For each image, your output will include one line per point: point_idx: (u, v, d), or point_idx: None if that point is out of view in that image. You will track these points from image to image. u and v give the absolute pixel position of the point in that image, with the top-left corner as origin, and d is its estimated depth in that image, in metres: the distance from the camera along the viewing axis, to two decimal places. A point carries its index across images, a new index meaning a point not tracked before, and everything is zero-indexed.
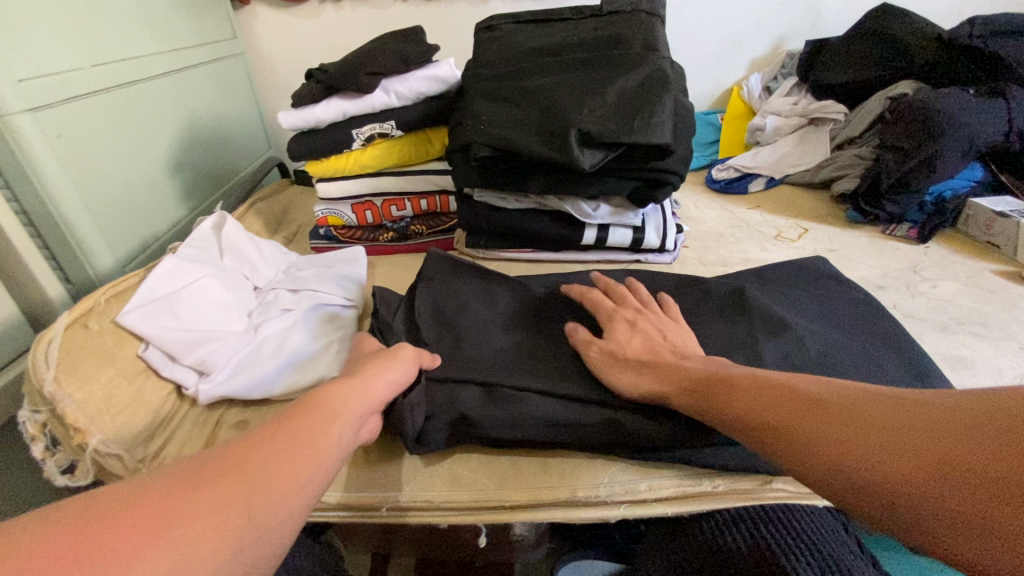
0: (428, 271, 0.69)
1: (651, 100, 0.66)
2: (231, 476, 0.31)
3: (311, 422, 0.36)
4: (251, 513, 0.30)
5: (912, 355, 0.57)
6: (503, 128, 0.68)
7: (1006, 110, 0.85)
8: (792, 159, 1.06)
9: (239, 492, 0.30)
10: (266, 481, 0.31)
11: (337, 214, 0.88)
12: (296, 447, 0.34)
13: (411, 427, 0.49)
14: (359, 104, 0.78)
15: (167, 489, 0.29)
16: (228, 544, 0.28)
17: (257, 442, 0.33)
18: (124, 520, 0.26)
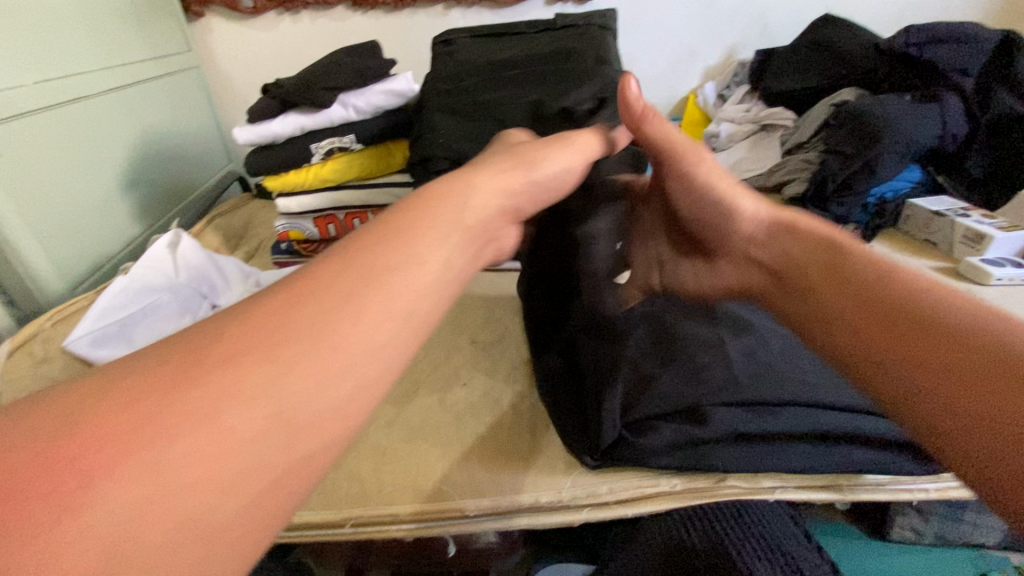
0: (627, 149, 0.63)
1: (604, 111, 0.68)
2: (207, 377, 0.22)
3: (338, 295, 0.26)
4: (280, 411, 0.23)
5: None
6: (463, 142, 0.69)
7: (937, 116, 0.91)
8: (746, 164, 1.11)
9: (251, 380, 0.23)
10: (250, 383, 0.23)
11: (298, 228, 0.88)
12: (298, 335, 0.24)
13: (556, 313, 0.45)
14: (317, 119, 0.77)
15: (139, 385, 0.22)
16: (234, 464, 0.21)
17: (258, 324, 0.25)
18: (82, 431, 0.20)
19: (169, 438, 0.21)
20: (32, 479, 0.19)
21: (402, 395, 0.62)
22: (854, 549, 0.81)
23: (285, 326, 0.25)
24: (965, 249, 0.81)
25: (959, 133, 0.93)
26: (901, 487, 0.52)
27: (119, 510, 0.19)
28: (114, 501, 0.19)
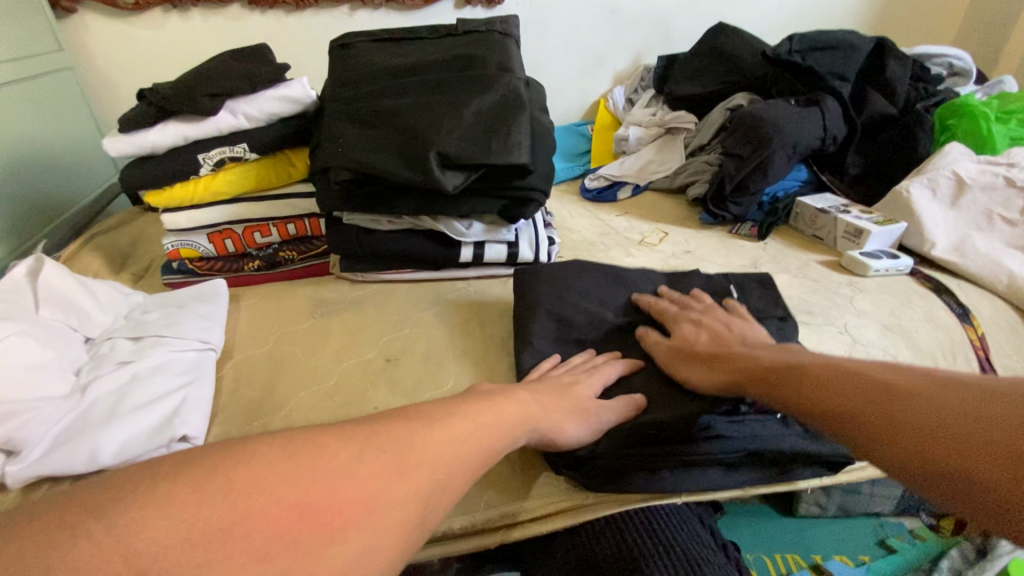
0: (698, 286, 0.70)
1: (507, 119, 0.67)
2: (365, 479, 0.31)
3: (439, 436, 0.36)
4: (428, 507, 0.33)
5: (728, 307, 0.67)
6: (363, 151, 0.66)
7: (820, 118, 0.98)
8: (654, 165, 1.15)
9: (429, 482, 0.33)
10: (390, 488, 0.32)
11: (190, 246, 0.81)
12: (415, 461, 0.34)
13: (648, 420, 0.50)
14: (202, 128, 0.71)
15: (369, 461, 0.32)
16: (408, 533, 0.31)
17: (402, 446, 0.34)
18: (328, 489, 0.30)
19: (339, 532, 0.29)
20: (275, 517, 0.28)
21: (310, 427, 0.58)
22: (765, 532, 0.85)
23: (417, 461, 0.34)
24: (848, 243, 0.88)
25: (839, 134, 1.00)
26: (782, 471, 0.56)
27: (352, 555, 0.28)
28: (349, 550, 0.28)
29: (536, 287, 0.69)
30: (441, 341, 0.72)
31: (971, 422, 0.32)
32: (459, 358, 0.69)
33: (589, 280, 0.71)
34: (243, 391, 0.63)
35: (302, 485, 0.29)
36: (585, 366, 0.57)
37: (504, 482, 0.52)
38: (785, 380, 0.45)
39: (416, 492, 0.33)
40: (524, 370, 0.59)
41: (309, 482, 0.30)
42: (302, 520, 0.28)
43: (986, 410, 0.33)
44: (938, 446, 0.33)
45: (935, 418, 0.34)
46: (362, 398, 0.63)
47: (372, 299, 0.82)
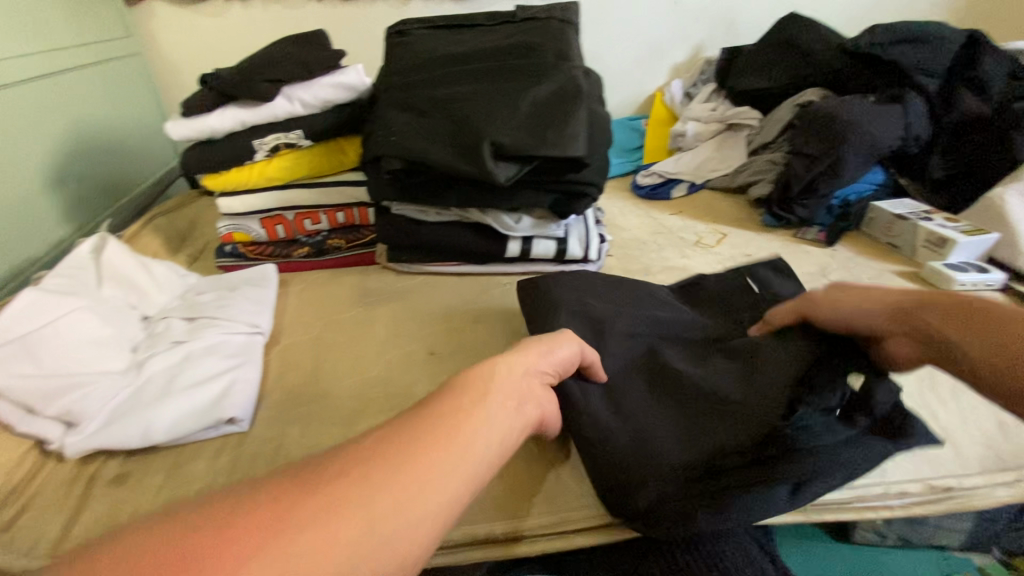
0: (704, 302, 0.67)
1: (564, 110, 0.65)
2: (274, 512, 0.26)
3: (374, 443, 0.30)
4: (372, 524, 0.27)
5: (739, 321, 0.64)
6: (416, 140, 0.65)
7: (902, 117, 0.90)
8: (712, 164, 1.10)
9: (363, 494, 0.28)
10: (311, 514, 0.26)
11: (243, 230, 0.82)
12: (379, 484, 0.28)
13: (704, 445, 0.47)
14: (260, 113, 0.72)
15: (285, 490, 0.27)
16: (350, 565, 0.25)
17: (320, 465, 0.29)
18: (230, 533, 0.25)
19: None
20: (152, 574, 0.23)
21: (352, 414, 0.58)
22: (820, 559, 0.79)
23: (338, 475, 0.28)
24: (928, 253, 0.80)
25: (923, 134, 0.92)
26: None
27: None
28: None
29: (559, 288, 0.66)
30: (486, 336, 0.70)
31: None
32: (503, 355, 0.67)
33: (609, 287, 0.68)
34: (288, 376, 0.63)
35: (207, 524, 0.25)
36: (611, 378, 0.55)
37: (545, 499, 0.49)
38: (949, 318, 0.44)
39: (382, 526, 0.27)
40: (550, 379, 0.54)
41: (203, 524, 0.25)
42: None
43: None
44: None
45: None
46: (404, 389, 0.62)
47: (416, 291, 0.81)
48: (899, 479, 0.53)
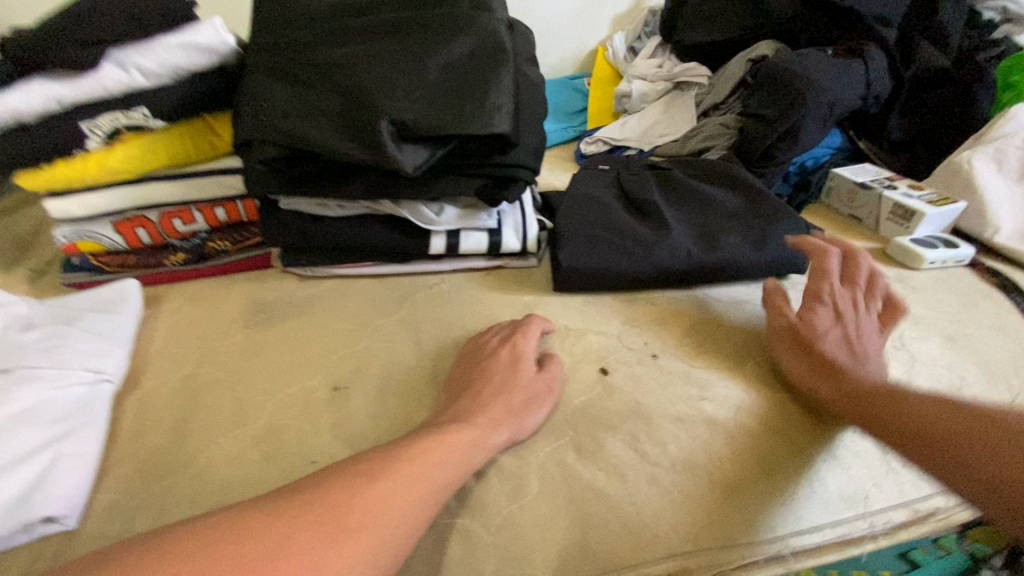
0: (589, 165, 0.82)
1: (483, 77, 0.53)
2: (293, 545, 0.33)
3: (379, 502, 0.37)
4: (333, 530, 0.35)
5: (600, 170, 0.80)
6: (293, 119, 0.51)
7: (862, 71, 0.82)
8: (660, 128, 1.00)
9: (331, 529, 0.35)
10: (322, 561, 0.33)
11: (91, 238, 0.64)
12: (345, 530, 0.35)
13: (754, 255, 0.65)
14: (81, 88, 0.54)
15: (273, 522, 0.34)
16: None
17: (325, 512, 0.35)
18: (247, 531, 0.34)
19: None
20: (232, 553, 0.32)
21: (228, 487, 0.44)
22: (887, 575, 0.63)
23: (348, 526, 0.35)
24: (894, 226, 0.73)
25: (884, 93, 0.85)
26: (812, 531, 0.44)
27: None
28: None
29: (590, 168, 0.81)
30: (412, 358, 0.58)
31: (960, 445, 0.39)
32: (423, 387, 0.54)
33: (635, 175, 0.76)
34: (147, 437, 0.49)
35: (239, 534, 0.33)
36: (666, 244, 0.65)
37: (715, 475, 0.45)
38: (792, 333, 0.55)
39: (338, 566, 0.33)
40: (587, 257, 0.64)
41: (232, 549, 0.32)
42: None
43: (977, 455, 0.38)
44: (955, 461, 0.38)
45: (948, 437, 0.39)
46: (300, 439, 0.49)
47: (323, 301, 0.67)
48: (885, 505, 0.46)
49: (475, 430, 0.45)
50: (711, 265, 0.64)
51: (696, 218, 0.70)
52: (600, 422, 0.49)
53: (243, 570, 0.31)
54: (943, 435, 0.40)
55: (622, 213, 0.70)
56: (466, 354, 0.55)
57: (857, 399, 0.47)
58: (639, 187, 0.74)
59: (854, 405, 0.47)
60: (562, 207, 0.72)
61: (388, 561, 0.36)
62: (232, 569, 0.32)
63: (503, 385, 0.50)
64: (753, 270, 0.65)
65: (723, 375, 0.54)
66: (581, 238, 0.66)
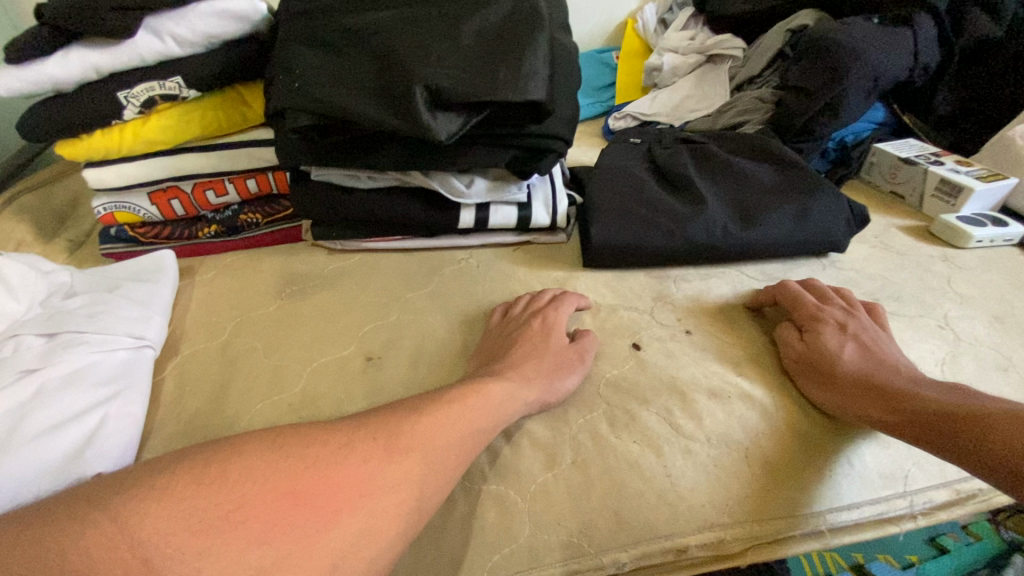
0: (616, 145, 0.81)
1: (518, 41, 0.52)
2: (357, 465, 0.34)
3: (424, 429, 0.38)
4: (386, 451, 0.35)
5: (628, 149, 0.79)
6: (327, 86, 0.51)
7: (910, 41, 0.78)
8: (691, 103, 0.98)
9: (382, 446, 0.35)
10: (382, 475, 0.34)
11: (128, 209, 0.65)
12: (398, 453, 0.35)
13: (793, 227, 0.63)
14: (117, 55, 0.54)
15: (330, 443, 0.34)
16: (396, 516, 0.33)
17: (386, 437, 0.36)
18: (307, 452, 0.33)
19: (304, 519, 0.30)
20: (296, 471, 0.32)
21: None
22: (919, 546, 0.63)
23: (405, 447, 0.36)
24: (938, 203, 0.71)
25: (932, 64, 0.80)
26: (844, 509, 0.44)
27: (348, 539, 0.31)
28: (346, 534, 0.31)
29: (617, 148, 0.80)
30: (443, 331, 0.58)
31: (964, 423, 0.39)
32: (455, 360, 0.55)
33: (665, 153, 0.75)
34: (188, 402, 0.50)
35: (297, 459, 0.33)
36: (700, 218, 0.64)
37: (751, 451, 0.45)
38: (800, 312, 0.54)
39: (391, 482, 0.34)
40: (618, 233, 0.64)
41: (299, 468, 0.32)
42: (294, 505, 0.31)
43: (994, 432, 0.37)
44: (967, 441, 0.38)
45: (957, 420, 0.40)
46: (336, 407, 0.49)
47: (354, 274, 0.67)
48: (926, 485, 0.45)
49: (508, 383, 0.46)
50: (745, 240, 0.63)
51: (731, 191, 0.68)
52: (634, 396, 0.49)
53: (303, 486, 0.32)
54: (956, 416, 0.40)
55: (654, 188, 0.69)
56: (499, 326, 0.56)
57: (856, 392, 0.46)
58: (671, 161, 0.72)
59: (852, 393, 0.46)
60: (591, 185, 0.71)
61: (431, 494, 0.36)
62: (296, 485, 0.31)
63: (536, 354, 0.50)
64: (791, 245, 0.64)
65: (761, 352, 0.53)
66: (613, 211, 0.66)
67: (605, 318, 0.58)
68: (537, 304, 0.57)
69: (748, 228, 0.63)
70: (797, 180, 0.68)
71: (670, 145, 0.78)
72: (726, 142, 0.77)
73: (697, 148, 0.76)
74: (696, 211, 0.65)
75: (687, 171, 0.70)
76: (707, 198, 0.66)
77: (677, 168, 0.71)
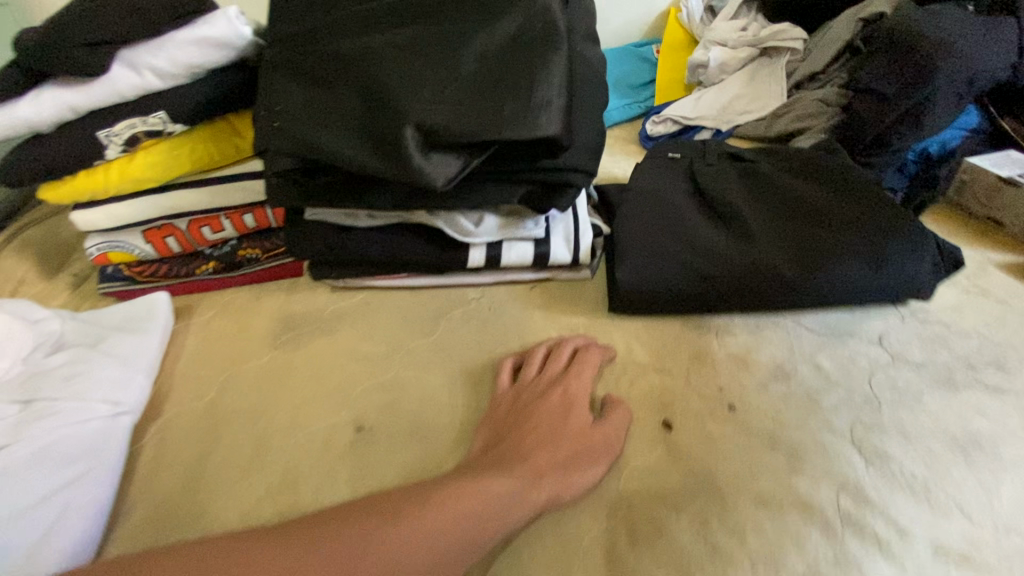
0: (652, 159, 0.71)
1: (529, 67, 0.44)
2: None
3: (397, 542, 0.32)
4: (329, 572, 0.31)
5: (665, 166, 0.69)
6: (309, 127, 0.44)
7: (1012, 32, 0.65)
8: (742, 103, 0.86)
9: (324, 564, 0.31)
10: None
11: (122, 249, 0.61)
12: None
13: (865, 273, 0.53)
14: (93, 93, 0.49)
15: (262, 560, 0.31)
16: None
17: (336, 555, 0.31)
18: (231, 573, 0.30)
19: None
20: None
21: None
22: None
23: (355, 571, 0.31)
24: None
25: None
26: None
27: None
28: None
29: (653, 164, 0.69)
30: (445, 392, 0.51)
31: None
32: (451, 433, 0.47)
33: (710, 173, 0.64)
34: (166, 478, 0.46)
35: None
36: (750, 263, 0.54)
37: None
38: None
39: None
40: (652, 279, 0.55)
41: None
42: None
43: None
44: None
45: None
46: (321, 489, 0.44)
47: (355, 317, 0.61)
48: None
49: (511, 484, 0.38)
50: (805, 288, 0.53)
51: (790, 225, 0.57)
52: (662, 494, 0.41)
53: None
54: None
55: (696, 221, 0.59)
56: (509, 393, 0.48)
57: None
58: (718, 186, 0.62)
59: None
60: (621, 215, 0.62)
61: None
62: None
63: (549, 435, 0.42)
64: (860, 293, 0.53)
65: (819, 433, 0.44)
66: (646, 251, 0.57)
67: (629, 382, 0.50)
68: (562, 367, 0.50)
69: (810, 275, 0.53)
70: (871, 211, 0.57)
71: (716, 162, 0.67)
72: (784, 158, 0.66)
73: (748, 166, 0.65)
74: (746, 252, 0.55)
75: (736, 199, 0.60)
76: (759, 236, 0.56)
77: (725, 195, 0.61)
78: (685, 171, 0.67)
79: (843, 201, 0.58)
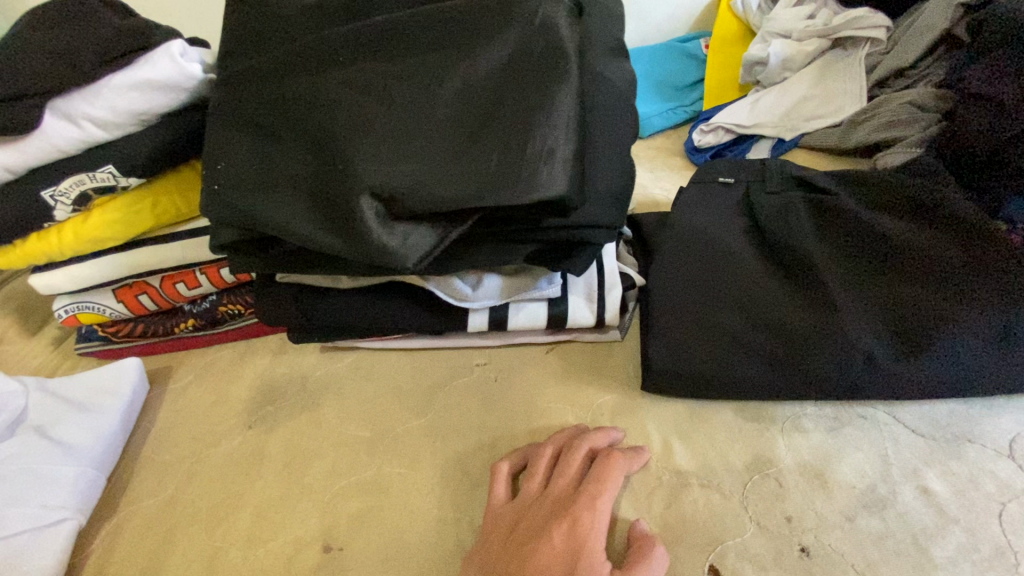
0: (696, 181, 0.56)
1: (525, 110, 0.33)
2: None
3: None
4: None
5: (712, 191, 0.55)
6: (253, 198, 0.36)
7: None
8: (810, 107, 0.71)
9: None
10: None
11: (95, 310, 0.56)
12: None
13: (983, 356, 0.40)
14: (27, 152, 0.43)
15: None
16: None
17: None
18: None
19: None
20: None
21: None
22: None
23: None
24: None
25: None
26: None
27: None
28: None
29: (696, 189, 0.55)
30: (434, 497, 0.43)
31: None
32: (444, 564, 0.39)
33: (771, 208, 0.51)
34: None
35: None
36: (826, 343, 0.42)
37: None
38: None
39: None
40: (696, 361, 0.44)
41: None
42: None
43: None
44: None
45: None
46: None
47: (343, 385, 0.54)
48: None
49: None
50: (902, 378, 0.41)
51: (879, 285, 0.44)
52: None
53: None
54: None
55: (752, 277, 0.47)
56: (508, 514, 0.38)
57: None
58: (782, 228, 0.49)
59: None
60: (655, 267, 0.49)
61: None
62: None
63: None
64: (978, 381, 0.40)
65: None
66: (690, 323, 0.45)
67: (662, 494, 0.40)
68: (571, 484, 0.39)
69: (908, 359, 0.41)
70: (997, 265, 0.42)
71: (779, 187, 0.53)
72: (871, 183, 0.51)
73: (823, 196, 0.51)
74: (820, 326, 0.43)
75: (806, 248, 0.47)
76: (839, 302, 0.43)
77: (792, 242, 0.48)
78: (738, 201, 0.53)
79: (954, 250, 0.44)
